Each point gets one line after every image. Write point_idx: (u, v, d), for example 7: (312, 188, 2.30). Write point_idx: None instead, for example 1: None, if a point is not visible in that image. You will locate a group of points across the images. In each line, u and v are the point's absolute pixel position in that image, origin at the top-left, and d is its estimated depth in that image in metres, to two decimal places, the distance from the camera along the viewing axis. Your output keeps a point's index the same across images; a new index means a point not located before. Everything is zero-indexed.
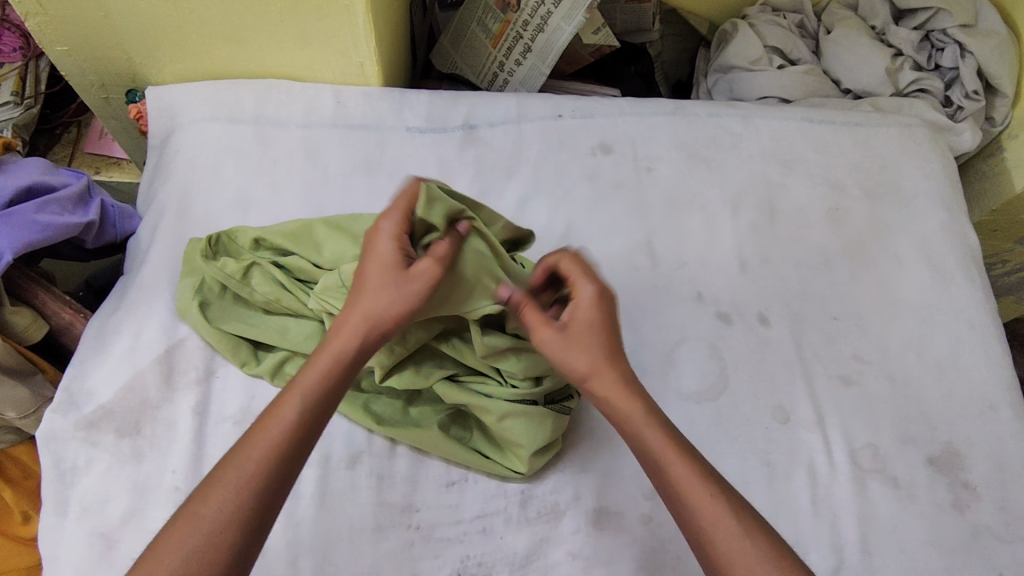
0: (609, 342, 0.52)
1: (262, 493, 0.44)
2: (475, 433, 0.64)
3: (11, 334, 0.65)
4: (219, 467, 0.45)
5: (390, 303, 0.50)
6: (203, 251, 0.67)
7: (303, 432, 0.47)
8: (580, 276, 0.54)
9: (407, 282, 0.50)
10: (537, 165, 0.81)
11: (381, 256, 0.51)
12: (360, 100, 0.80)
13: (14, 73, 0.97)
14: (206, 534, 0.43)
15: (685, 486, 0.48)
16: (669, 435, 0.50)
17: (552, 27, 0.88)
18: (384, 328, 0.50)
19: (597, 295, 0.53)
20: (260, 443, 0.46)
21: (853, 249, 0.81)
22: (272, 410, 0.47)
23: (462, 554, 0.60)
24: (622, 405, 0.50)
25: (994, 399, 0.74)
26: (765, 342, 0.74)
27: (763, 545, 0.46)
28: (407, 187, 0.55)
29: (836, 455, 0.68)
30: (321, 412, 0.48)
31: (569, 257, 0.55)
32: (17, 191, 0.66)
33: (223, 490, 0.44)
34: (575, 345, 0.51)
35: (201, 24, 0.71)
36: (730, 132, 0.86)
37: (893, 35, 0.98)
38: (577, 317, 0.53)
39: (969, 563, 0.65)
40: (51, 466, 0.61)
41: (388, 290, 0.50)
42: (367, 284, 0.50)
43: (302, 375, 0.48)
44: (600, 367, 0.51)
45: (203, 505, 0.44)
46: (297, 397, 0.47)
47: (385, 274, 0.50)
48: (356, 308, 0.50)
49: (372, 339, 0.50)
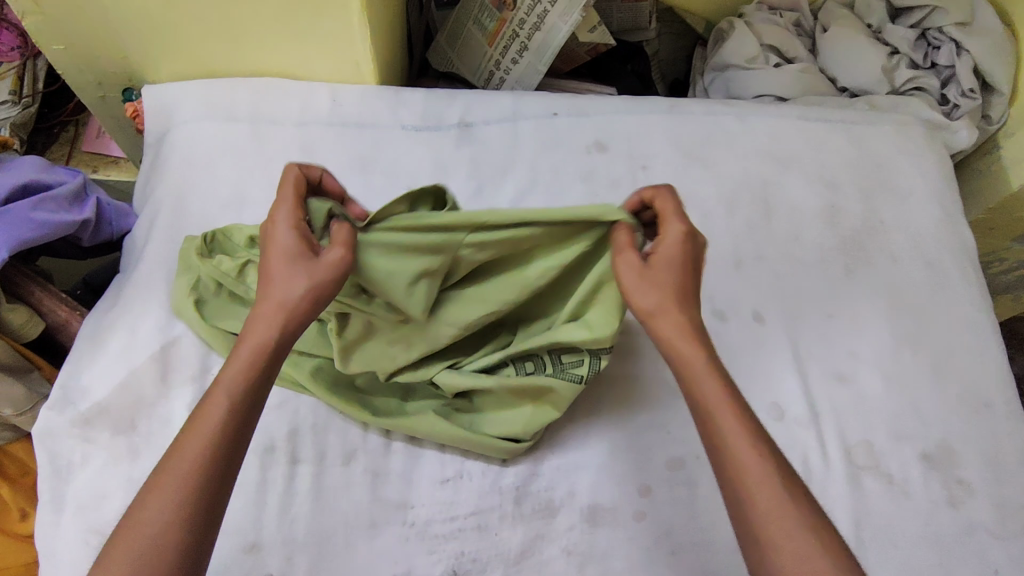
0: (683, 282, 0.54)
1: (203, 491, 0.44)
2: (473, 420, 0.64)
3: (8, 332, 0.65)
4: (156, 471, 0.45)
5: (304, 290, 0.50)
6: (198, 249, 0.67)
7: (235, 426, 0.47)
8: (672, 214, 0.56)
9: (316, 269, 0.50)
10: (533, 163, 0.81)
11: (282, 248, 0.51)
12: (355, 99, 0.80)
13: (11, 73, 0.97)
14: (151, 537, 0.43)
15: (733, 438, 0.49)
16: (725, 390, 0.51)
17: (548, 25, 0.88)
18: (301, 314, 0.50)
19: (685, 235, 0.55)
20: (192, 442, 0.45)
21: (847, 246, 0.81)
22: (199, 411, 0.47)
23: (457, 550, 0.60)
24: (684, 348, 0.52)
25: (989, 396, 0.74)
26: (760, 340, 0.74)
27: (796, 491, 0.47)
28: (289, 182, 0.54)
29: (831, 452, 0.69)
30: (251, 406, 0.48)
31: (665, 198, 0.57)
32: (13, 189, 0.66)
33: (163, 493, 0.44)
34: (652, 277, 0.53)
35: (197, 24, 0.72)
36: (725, 130, 0.86)
37: (889, 33, 0.98)
38: (661, 252, 0.55)
39: (963, 560, 0.66)
40: (48, 463, 0.61)
41: (296, 278, 0.50)
42: (274, 275, 0.50)
43: (223, 372, 0.48)
44: (669, 305, 0.53)
45: (143, 510, 0.43)
46: (224, 390, 0.47)
47: (290, 266, 0.50)
48: (271, 300, 0.50)
49: (291, 329, 0.50)
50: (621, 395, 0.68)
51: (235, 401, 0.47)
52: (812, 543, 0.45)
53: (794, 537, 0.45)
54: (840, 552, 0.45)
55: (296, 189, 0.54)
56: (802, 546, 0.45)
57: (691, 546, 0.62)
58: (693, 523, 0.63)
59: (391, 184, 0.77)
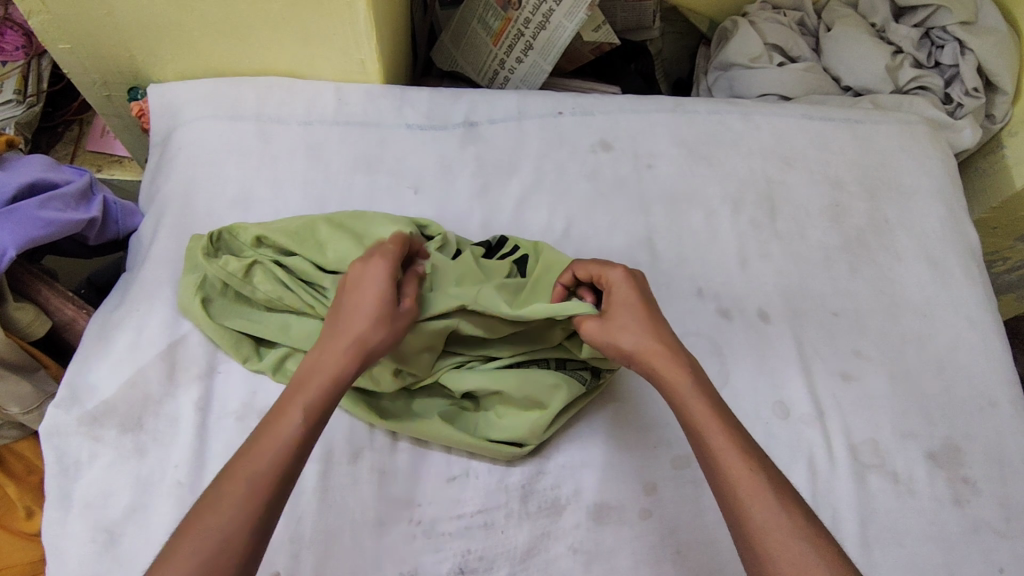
0: (649, 315, 0.56)
1: (266, 505, 0.46)
2: (477, 422, 0.64)
3: (14, 330, 0.65)
4: (224, 479, 0.46)
5: (384, 331, 0.53)
6: (204, 248, 0.67)
7: (302, 448, 0.48)
8: (603, 267, 0.60)
9: (396, 318, 0.54)
10: (538, 162, 0.81)
11: (372, 292, 0.54)
12: (360, 97, 0.80)
13: (15, 72, 0.97)
14: (213, 546, 0.43)
15: (725, 454, 0.49)
16: (712, 408, 0.52)
17: (553, 24, 0.88)
18: (374, 352, 0.53)
19: (627, 275, 0.59)
20: (260, 455, 0.47)
21: (852, 245, 0.81)
22: (270, 426, 0.49)
23: (463, 549, 0.61)
24: (666, 374, 0.53)
25: (994, 394, 0.74)
26: (765, 338, 0.74)
27: (790, 503, 0.47)
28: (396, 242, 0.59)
29: (837, 450, 0.69)
30: (316, 430, 0.50)
31: (584, 264, 0.62)
32: (20, 187, 0.66)
33: (230, 503, 0.45)
34: (616, 327, 0.56)
35: (202, 22, 0.72)
36: (730, 129, 0.86)
37: (893, 33, 0.98)
38: (615, 299, 0.58)
39: (968, 557, 0.66)
40: (55, 461, 0.61)
41: (379, 318, 0.53)
42: (358, 310, 0.54)
43: (300, 393, 0.50)
44: (645, 342, 0.55)
45: (207, 516, 0.44)
46: (299, 410, 0.49)
47: (375, 309, 0.54)
48: (350, 332, 0.53)
49: (361, 365, 0.52)
50: (625, 392, 0.68)
51: (305, 422, 0.49)
52: (810, 553, 0.45)
53: (791, 549, 0.45)
54: (840, 563, 0.45)
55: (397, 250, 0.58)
56: (801, 561, 0.45)
57: (697, 544, 0.62)
58: (698, 522, 0.63)
59: (396, 183, 0.77)
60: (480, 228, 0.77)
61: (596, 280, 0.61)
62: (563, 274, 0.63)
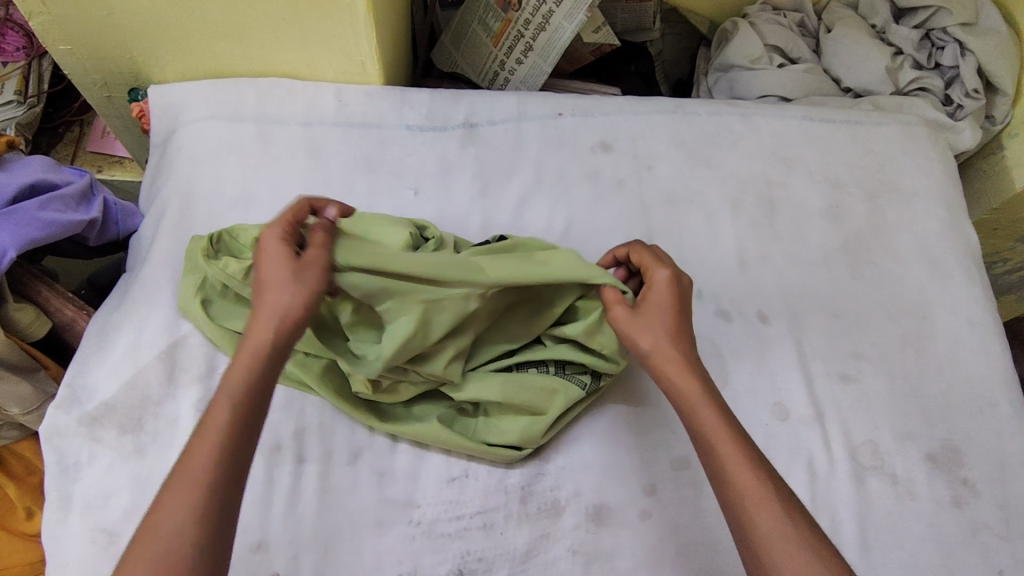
0: (676, 322, 0.56)
1: (217, 495, 0.45)
2: (479, 425, 0.64)
3: (14, 331, 0.65)
4: (168, 478, 0.46)
5: (287, 292, 0.52)
6: (204, 250, 0.67)
7: (237, 430, 0.48)
8: (654, 263, 0.60)
9: (302, 273, 0.53)
10: (538, 163, 0.81)
11: (271, 255, 0.54)
12: (361, 98, 0.81)
13: (16, 73, 0.98)
14: (164, 547, 0.43)
15: (733, 465, 0.49)
16: (726, 424, 0.51)
17: (552, 26, 0.89)
18: (286, 318, 0.51)
19: (671, 279, 0.58)
20: (199, 453, 0.46)
21: (852, 246, 0.81)
22: (202, 422, 0.48)
23: (463, 550, 0.61)
24: (678, 381, 0.54)
25: (994, 396, 0.74)
26: (764, 340, 0.74)
27: (796, 513, 0.47)
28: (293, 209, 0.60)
29: (836, 452, 0.69)
30: (249, 413, 0.49)
31: (640, 251, 0.62)
32: (21, 188, 0.67)
33: (174, 499, 0.45)
34: (642, 323, 0.56)
35: (202, 24, 0.72)
36: (729, 131, 0.86)
37: (893, 34, 0.98)
38: (651, 297, 0.58)
39: (967, 559, 0.66)
40: (55, 462, 0.61)
41: (289, 284, 0.52)
42: (265, 286, 0.53)
43: (225, 379, 0.49)
44: (663, 344, 0.55)
45: (155, 521, 0.44)
46: (226, 399, 0.48)
47: (279, 269, 0.53)
48: (263, 304, 0.52)
49: (282, 334, 0.51)
50: (626, 395, 0.68)
51: (236, 407, 0.48)
52: (815, 564, 0.45)
53: (796, 558, 0.45)
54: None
55: (291, 214, 0.58)
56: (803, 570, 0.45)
57: (695, 545, 0.62)
58: (697, 523, 0.63)
59: (396, 185, 0.77)
60: (480, 229, 0.77)
61: (644, 270, 0.61)
62: (619, 247, 0.64)
